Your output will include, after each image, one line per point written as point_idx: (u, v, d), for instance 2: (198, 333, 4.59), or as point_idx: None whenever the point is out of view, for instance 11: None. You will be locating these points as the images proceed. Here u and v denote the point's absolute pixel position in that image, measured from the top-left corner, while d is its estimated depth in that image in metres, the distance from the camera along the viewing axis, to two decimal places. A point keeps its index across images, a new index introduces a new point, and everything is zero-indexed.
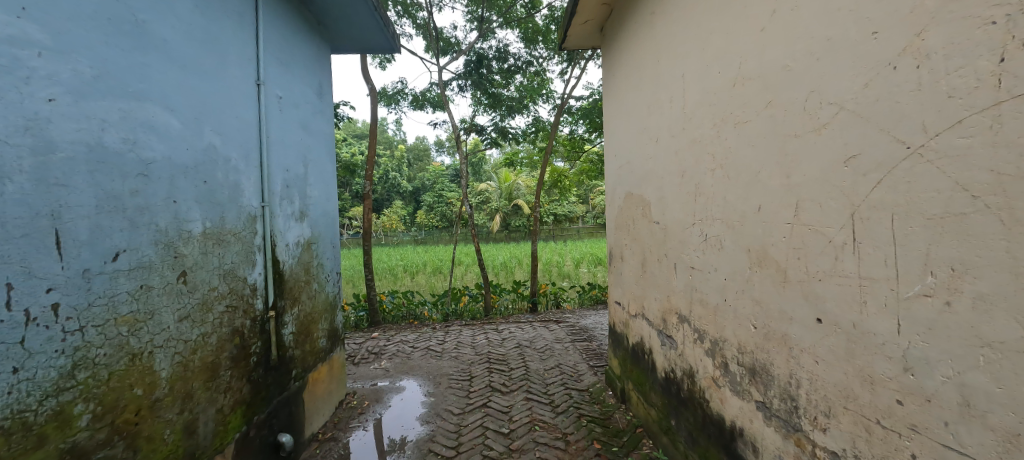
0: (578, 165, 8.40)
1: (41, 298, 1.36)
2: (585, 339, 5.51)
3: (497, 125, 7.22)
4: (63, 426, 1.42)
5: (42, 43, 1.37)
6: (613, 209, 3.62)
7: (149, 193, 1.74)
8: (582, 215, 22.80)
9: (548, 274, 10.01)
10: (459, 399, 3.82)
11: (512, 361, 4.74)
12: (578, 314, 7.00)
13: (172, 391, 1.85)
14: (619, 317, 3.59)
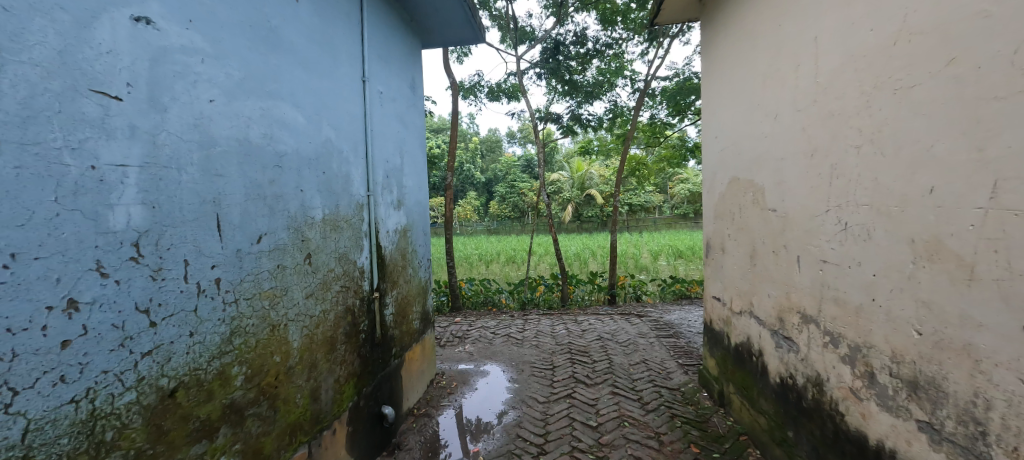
0: (659, 151, 7.93)
1: (208, 273, 1.53)
2: (673, 335, 5.20)
3: (573, 112, 7.04)
4: (224, 384, 1.61)
5: (202, 50, 1.52)
6: (712, 196, 3.34)
7: (282, 182, 1.92)
8: (661, 205, 21.75)
9: (624, 266, 9.66)
10: (544, 387, 3.82)
11: (595, 353, 4.63)
12: (660, 308, 6.65)
13: (302, 359, 2.04)
14: (717, 313, 3.33)
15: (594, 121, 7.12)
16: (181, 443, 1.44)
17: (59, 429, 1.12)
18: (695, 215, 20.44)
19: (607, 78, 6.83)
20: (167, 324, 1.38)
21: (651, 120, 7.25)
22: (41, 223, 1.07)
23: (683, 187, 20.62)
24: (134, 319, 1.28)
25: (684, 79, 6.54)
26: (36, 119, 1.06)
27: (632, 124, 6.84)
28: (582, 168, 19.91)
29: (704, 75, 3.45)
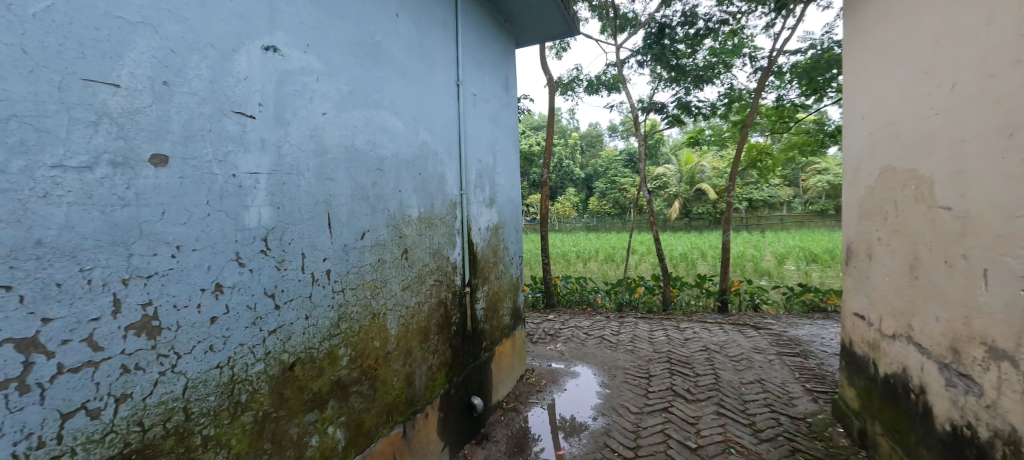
0: (788, 137, 6.94)
1: (321, 264, 1.71)
2: (797, 354, 4.57)
3: (681, 100, 6.48)
4: (333, 363, 1.78)
5: (316, 69, 1.71)
6: (854, 192, 2.80)
7: (382, 184, 2.09)
8: (788, 200, 19.20)
9: (740, 269, 8.79)
10: (637, 396, 3.65)
11: (699, 365, 4.28)
12: (784, 321, 5.86)
13: (398, 346, 2.22)
14: (860, 335, 2.81)
15: (704, 108, 6.45)
16: (299, 410, 1.60)
17: (208, 388, 1.27)
18: (831, 211, 17.69)
19: (721, 59, 6.23)
20: (288, 307, 1.55)
21: (778, 103, 6.37)
22: (197, 230, 1.23)
23: (819, 180, 17.87)
24: (262, 301, 1.44)
25: (821, 52, 5.59)
26: (194, 141, 1.22)
27: (753, 108, 6.08)
28: (690, 161, 18.66)
29: (845, 41, 2.84)
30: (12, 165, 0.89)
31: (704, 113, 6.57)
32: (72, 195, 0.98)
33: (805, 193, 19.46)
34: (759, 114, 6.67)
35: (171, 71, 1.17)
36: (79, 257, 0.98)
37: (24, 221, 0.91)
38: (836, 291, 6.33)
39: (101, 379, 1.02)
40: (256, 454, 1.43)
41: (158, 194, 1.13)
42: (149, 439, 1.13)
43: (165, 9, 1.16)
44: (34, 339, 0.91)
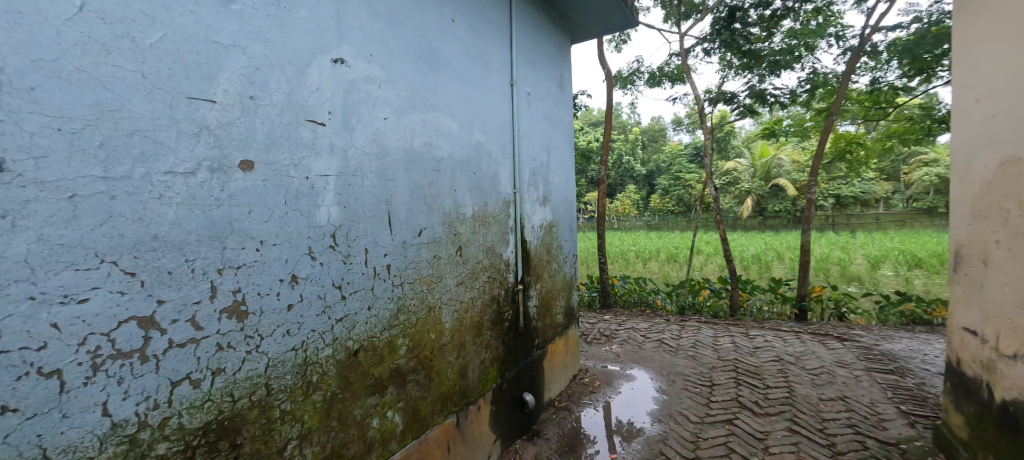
0: (886, 125, 6.11)
1: (382, 259, 1.84)
2: (891, 369, 4.01)
3: (753, 88, 5.82)
4: (392, 352, 1.91)
5: (378, 77, 1.84)
6: (964, 187, 2.48)
7: (439, 184, 2.20)
8: (883, 195, 17.15)
9: (826, 272, 7.99)
10: (698, 405, 3.50)
11: (770, 376, 3.96)
12: (876, 333, 5.10)
13: (453, 339, 2.32)
14: (970, 353, 2.47)
15: (782, 96, 5.74)
16: (362, 393, 1.74)
17: (285, 367, 1.42)
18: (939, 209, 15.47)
19: (801, 40, 5.43)
20: (353, 298, 1.69)
21: (873, 87, 5.56)
22: (277, 226, 1.38)
23: (925, 175, 15.56)
24: (331, 291, 1.58)
25: (929, 25, 4.85)
26: (274, 148, 1.37)
27: (842, 95, 5.31)
28: (766, 154, 17.38)
29: (955, 17, 2.53)
30: (136, 172, 1.05)
31: (782, 101, 5.86)
32: (180, 196, 1.13)
33: (906, 187, 17.19)
34: (849, 100, 5.86)
35: (256, 86, 1.32)
36: (185, 249, 1.14)
37: (145, 220, 1.07)
38: (942, 302, 5.51)
39: (201, 354, 1.18)
40: (325, 430, 1.58)
41: (245, 196, 1.29)
42: (238, 408, 1.29)
43: (251, 32, 1.31)
44: (151, 317, 1.08)
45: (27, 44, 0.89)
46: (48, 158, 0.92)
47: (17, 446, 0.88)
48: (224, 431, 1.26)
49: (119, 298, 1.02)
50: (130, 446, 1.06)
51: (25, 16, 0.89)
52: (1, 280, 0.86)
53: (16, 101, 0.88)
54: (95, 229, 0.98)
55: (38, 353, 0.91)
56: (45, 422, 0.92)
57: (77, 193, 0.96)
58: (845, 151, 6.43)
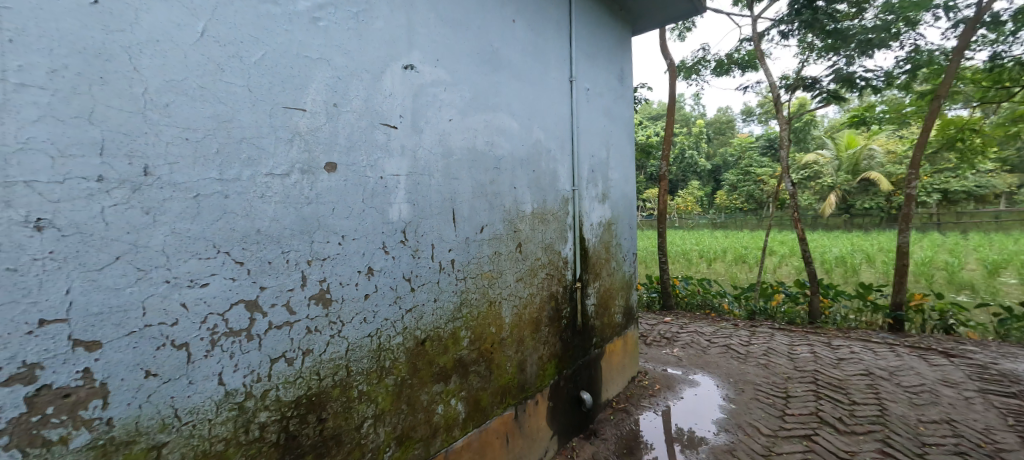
0: (1009, 108, 5.30)
1: (447, 254, 1.93)
2: (1012, 392, 3.52)
3: (840, 72, 5.31)
4: (456, 343, 2.00)
5: (444, 81, 1.93)
6: None
7: (499, 181, 2.26)
8: (1004, 190, 14.84)
9: (928, 278, 7.09)
10: (771, 418, 3.30)
11: (856, 390, 3.64)
12: (993, 351, 4.43)
13: (512, 333, 2.38)
14: None
15: (876, 78, 5.19)
16: (428, 380, 1.85)
17: (362, 352, 1.55)
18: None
19: (900, 15, 4.80)
20: (421, 290, 1.79)
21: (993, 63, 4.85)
22: (356, 222, 1.50)
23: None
24: (401, 283, 1.70)
25: None
26: (354, 150, 1.50)
27: (953, 74, 4.68)
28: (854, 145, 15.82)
29: None
30: (243, 174, 1.20)
31: (875, 85, 5.29)
32: (278, 195, 1.28)
33: None
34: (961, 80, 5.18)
35: (339, 94, 1.45)
36: (282, 242, 1.29)
37: (251, 215, 1.22)
38: None
39: (293, 335, 1.33)
40: (396, 412, 1.69)
41: (329, 194, 1.42)
42: (323, 386, 1.43)
43: (335, 45, 1.44)
44: (255, 301, 1.23)
45: (163, 67, 1.05)
46: (179, 164, 1.07)
47: (156, 405, 1.05)
48: (312, 406, 1.40)
49: (231, 283, 1.18)
50: (238, 412, 1.21)
51: (161, 43, 1.05)
52: (145, 267, 1.02)
53: (156, 116, 1.03)
54: (213, 224, 1.14)
55: (171, 328, 1.07)
56: (175, 386, 1.08)
57: (200, 193, 1.11)
58: (956, 139, 5.62)
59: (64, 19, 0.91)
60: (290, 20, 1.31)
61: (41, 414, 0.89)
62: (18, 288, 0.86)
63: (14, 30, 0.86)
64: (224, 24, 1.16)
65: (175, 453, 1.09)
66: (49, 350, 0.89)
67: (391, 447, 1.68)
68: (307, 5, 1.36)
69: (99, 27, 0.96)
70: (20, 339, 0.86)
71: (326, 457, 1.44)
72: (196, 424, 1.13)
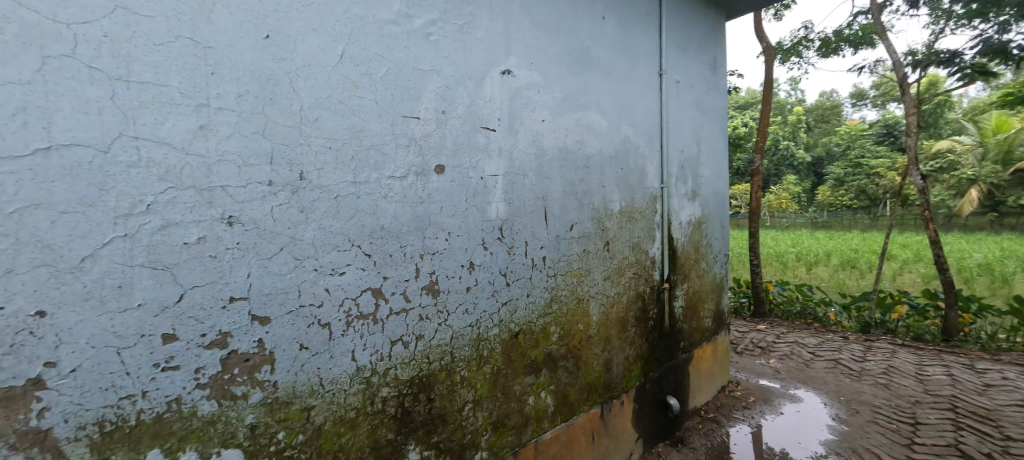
0: None
1: (539, 251, 1.99)
2: None
3: (990, 41, 4.44)
4: (545, 338, 2.05)
5: (538, 83, 1.98)
6: None
7: (588, 180, 2.26)
8: None
9: None
10: (895, 445, 2.90)
11: (1011, 423, 3.06)
12: None
13: (599, 331, 2.38)
14: None
15: None
16: (521, 371, 1.92)
17: (464, 340, 1.67)
18: None
19: None
20: (515, 285, 1.87)
21: None
22: (460, 220, 1.63)
23: None
24: (498, 278, 1.79)
25: None
26: (459, 153, 1.62)
27: None
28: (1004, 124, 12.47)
29: None
30: (371, 177, 1.36)
31: None
32: (398, 195, 1.43)
33: None
34: None
35: (446, 102, 1.58)
36: (401, 237, 1.44)
37: (377, 213, 1.38)
38: None
39: (409, 321, 1.48)
40: (492, 399, 1.79)
41: (438, 194, 1.55)
42: (432, 369, 1.57)
43: (443, 56, 1.57)
44: (379, 289, 1.40)
45: (314, 87, 1.24)
46: (325, 169, 1.26)
47: (307, 374, 1.25)
48: (423, 386, 1.54)
49: (362, 273, 1.35)
50: (366, 386, 1.38)
51: (313, 67, 1.24)
52: (301, 256, 1.22)
53: (308, 128, 1.22)
54: (349, 221, 1.31)
55: (317, 310, 1.26)
56: (320, 359, 1.27)
57: (340, 194, 1.29)
58: None
59: (246, 52, 1.12)
60: (408, 38, 1.47)
61: (230, 374, 1.11)
62: (216, 272, 1.08)
63: (215, 65, 1.07)
64: (358, 46, 1.33)
65: (320, 416, 1.28)
66: (236, 322, 1.11)
67: (488, 432, 1.78)
68: (422, 22, 1.51)
69: (269, 58, 1.16)
70: (217, 312, 1.08)
71: (433, 434, 1.58)
72: (335, 393, 1.31)
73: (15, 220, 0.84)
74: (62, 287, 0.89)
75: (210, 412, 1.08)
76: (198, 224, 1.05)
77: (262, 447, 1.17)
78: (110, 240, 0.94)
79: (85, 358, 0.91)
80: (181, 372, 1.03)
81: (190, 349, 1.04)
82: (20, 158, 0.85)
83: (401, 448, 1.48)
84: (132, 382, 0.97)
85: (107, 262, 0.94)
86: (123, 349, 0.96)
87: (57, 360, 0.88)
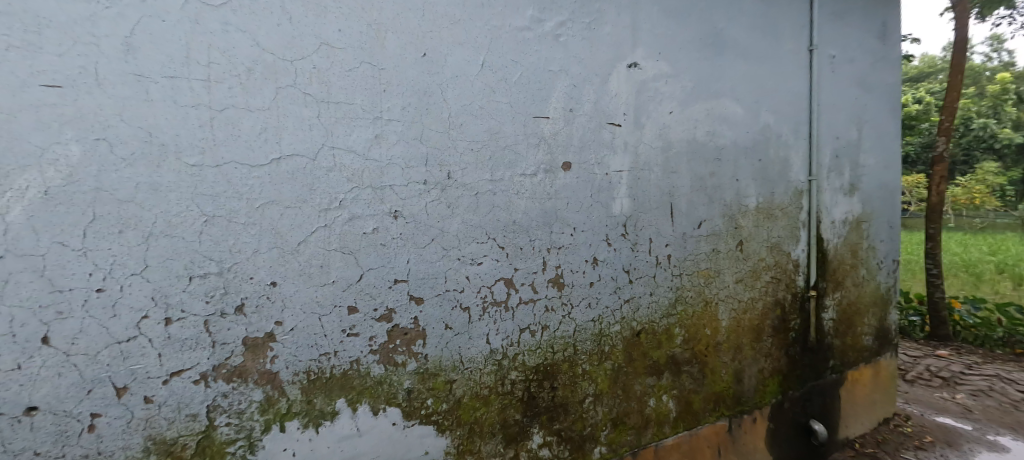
0: None
1: (664, 249, 1.88)
2: None
3: None
4: (668, 340, 1.92)
5: (665, 74, 1.88)
6: None
7: (720, 174, 2.05)
8: None
9: None
10: None
11: None
12: None
13: (728, 338, 2.13)
14: None
15: None
16: (642, 371, 1.85)
17: (586, 334, 1.71)
18: None
19: None
20: (638, 282, 1.82)
21: None
22: (585, 215, 1.68)
23: None
24: (622, 275, 1.78)
25: None
26: (585, 150, 1.66)
27: None
28: None
29: None
30: (506, 175, 1.53)
31: None
32: (528, 192, 1.57)
33: None
34: None
35: (574, 100, 1.63)
36: (530, 231, 1.58)
37: (509, 209, 1.54)
38: None
39: (536, 311, 1.61)
40: (612, 396, 1.78)
41: (565, 190, 1.63)
42: (555, 359, 1.65)
43: (572, 55, 1.63)
44: (511, 279, 1.56)
45: (459, 96, 1.45)
46: (467, 169, 1.47)
47: (451, 351, 1.48)
48: (547, 374, 1.64)
49: (496, 264, 1.53)
50: (498, 368, 1.55)
51: (459, 77, 1.44)
52: (448, 247, 1.46)
53: (455, 133, 1.44)
54: (486, 216, 1.51)
55: (460, 294, 1.48)
56: (461, 339, 1.49)
57: (479, 191, 1.49)
58: None
59: (408, 70, 1.37)
60: (539, 41, 1.57)
61: (393, 344, 1.39)
62: (386, 257, 1.37)
63: (386, 84, 1.34)
64: (497, 55, 1.50)
65: (460, 389, 1.49)
66: (399, 300, 1.40)
67: (608, 428, 1.77)
68: (552, 24, 1.59)
69: (425, 73, 1.39)
70: (386, 291, 1.38)
71: (556, 421, 1.65)
72: (471, 370, 1.51)
73: (259, 212, 1.21)
74: (287, 263, 1.25)
75: (380, 373, 1.38)
76: (373, 217, 1.35)
77: (415, 409, 1.43)
78: (315, 230, 1.28)
79: (300, 321, 1.28)
80: (360, 339, 1.35)
81: (367, 320, 1.36)
82: (261, 165, 1.21)
83: (526, 429, 1.60)
84: (329, 342, 1.31)
85: (314, 245, 1.29)
86: (325, 316, 1.30)
87: (283, 320, 1.26)
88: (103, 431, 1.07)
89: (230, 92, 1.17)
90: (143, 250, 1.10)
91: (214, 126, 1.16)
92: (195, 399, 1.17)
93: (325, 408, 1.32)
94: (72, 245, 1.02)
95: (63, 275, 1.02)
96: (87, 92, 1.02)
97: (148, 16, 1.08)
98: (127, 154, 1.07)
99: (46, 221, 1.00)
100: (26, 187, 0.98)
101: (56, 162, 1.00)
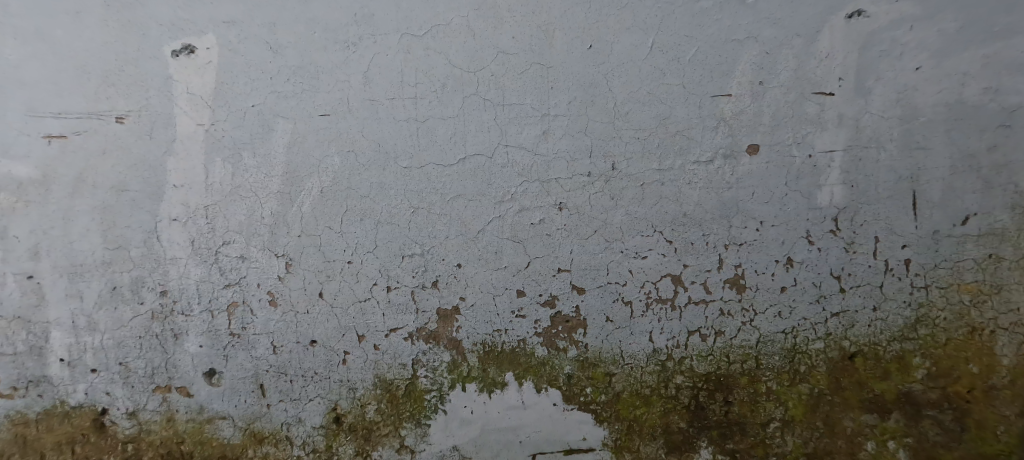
0: None
1: (899, 252, 1.43)
2: None
3: None
4: (903, 371, 1.44)
5: (913, 15, 1.34)
6: None
7: (1011, 147, 1.38)
8: None
9: None
10: None
11: None
12: None
13: (1016, 385, 1.40)
14: None
15: None
16: (857, 405, 1.44)
17: (774, 347, 1.47)
18: None
19: None
20: (854, 292, 1.44)
21: None
22: (777, 207, 1.42)
23: None
24: (830, 282, 1.44)
25: None
26: (779, 128, 1.40)
27: None
28: None
29: None
30: (676, 164, 1.42)
31: None
32: (703, 181, 1.42)
33: None
34: None
35: (766, 71, 1.38)
36: (704, 225, 1.43)
37: (680, 201, 1.43)
38: None
39: (709, 314, 1.46)
40: (811, 428, 1.44)
41: (750, 178, 1.42)
42: (732, 370, 1.47)
43: (764, 17, 1.36)
44: (679, 276, 1.45)
45: (625, 84, 1.40)
46: (633, 159, 1.42)
47: (611, 344, 1.47)
48: (721, 385, 1.47)
49: (663, 258, 1.45)
50: (661, 368, 1.48)
51: (626, 64, 1.40)
52: (611, 239, 1.45)
53: (621, 123, 1.41)
54: (653, 208, 1.43)
55: (622, 288, 1.46)
56: (623, 333, 1.47)
57: (646, 182, 1.42)
58: None
59: (574, 64, 1.40)
60: (721, 8, 1.36)
61: (556, 329, 1.47)
62: (551, 246, 1.46)
63: (554, 81, 1.41)
64: (668, 34, 1.38)
65: (620, 383, 1.48)
66: (562, 288, 1.47)
67: None
68: None
69: (590, 65, 1.40)
70: (551, 278, 1.46)
71: (730, 440, 1.46)
72: (633, 366, 1.48)
73: (449, 204, 1.44)
74: (469, 248, 1.46)
75: (543, 355, 1.48)
76: (540, 209, 1.44)
77: (575, 394, 1.48)
78: (490, 220, 1.45)
79: (479, 299, 1.47)
80: (527, 321, 1.47)
81: (533, 304, 1.47)
82: (451, 164, 1.43)
83: (693, 440, 1.46)
84: (501, 321, 1.48)
85: (490, 234, 1.46)
86: (499, 297, 1.47)
87: (466, 297, 1.47)
88: (351, 364, 1.49)
89: (430, 105, 1.42)
90: (374, 233, 1.45)
91: (419, 134, 1.43)
92: (404, 352, 1.49)
93: (496, 378, 1.49)
94: (334, 228, 1.45)
95: (330, 250, 1.46)
96: (344, 116, 1.41)
97: (376, 54, 1.40)
98: (364, 161, 1.43)
99: (321, 211, 1.44)
100: (311, 187, 1.43)
101: (327, 169, 1.43)
